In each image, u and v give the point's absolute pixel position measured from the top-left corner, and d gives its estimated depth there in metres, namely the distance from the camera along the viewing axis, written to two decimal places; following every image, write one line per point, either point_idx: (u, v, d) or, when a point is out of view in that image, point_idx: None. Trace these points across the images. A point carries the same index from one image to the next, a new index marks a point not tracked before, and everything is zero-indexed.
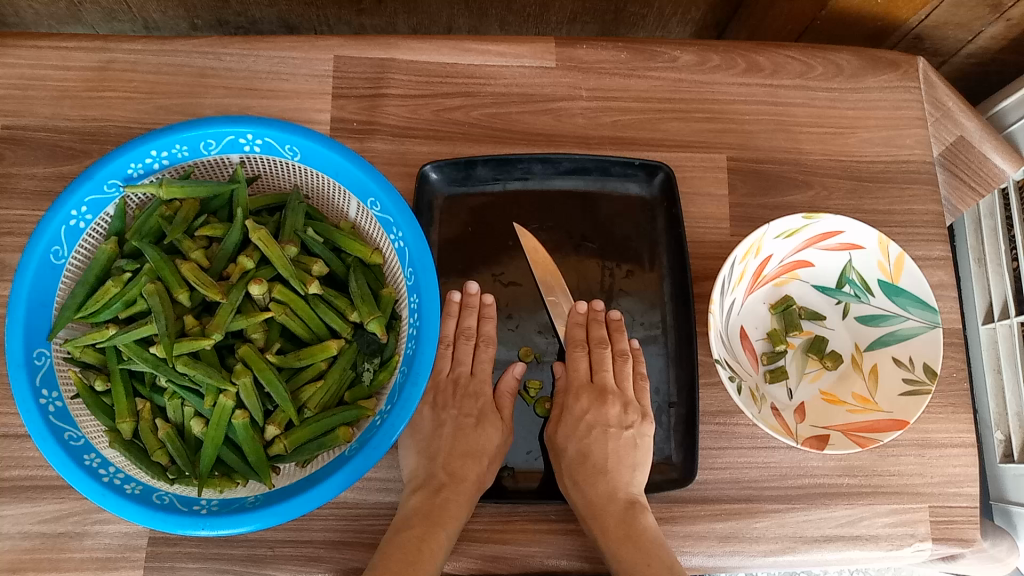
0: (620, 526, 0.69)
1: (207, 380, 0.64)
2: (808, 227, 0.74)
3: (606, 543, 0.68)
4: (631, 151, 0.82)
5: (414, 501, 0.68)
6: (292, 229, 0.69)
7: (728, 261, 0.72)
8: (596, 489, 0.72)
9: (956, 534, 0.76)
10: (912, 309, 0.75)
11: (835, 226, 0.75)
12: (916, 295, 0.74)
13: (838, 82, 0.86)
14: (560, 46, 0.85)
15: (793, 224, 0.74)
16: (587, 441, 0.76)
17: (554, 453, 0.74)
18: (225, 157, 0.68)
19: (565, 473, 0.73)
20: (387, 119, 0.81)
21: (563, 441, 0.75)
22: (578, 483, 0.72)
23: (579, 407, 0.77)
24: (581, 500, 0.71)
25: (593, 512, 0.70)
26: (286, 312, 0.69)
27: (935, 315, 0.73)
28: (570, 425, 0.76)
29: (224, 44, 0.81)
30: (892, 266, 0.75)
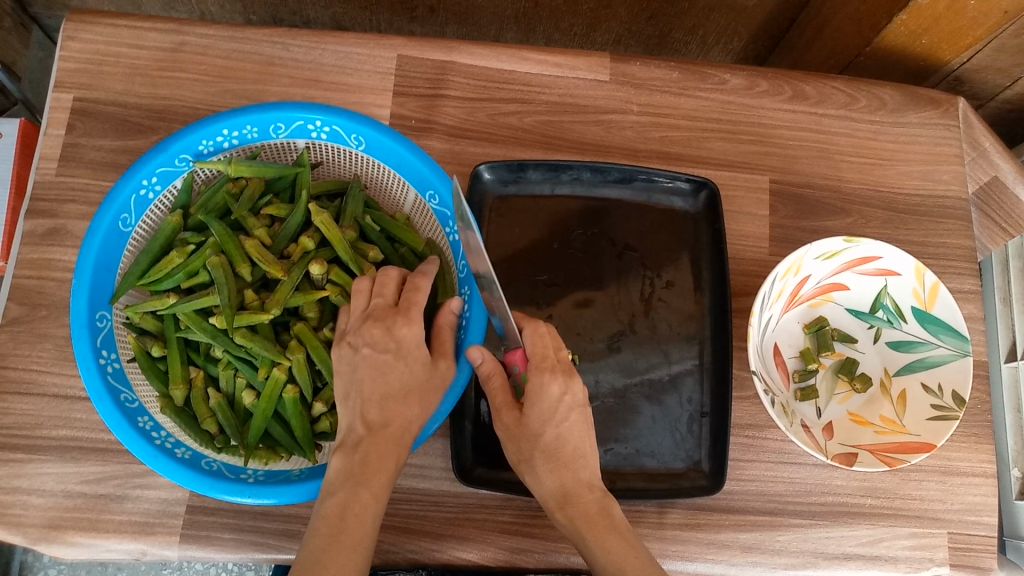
0: (598, 517, 0.59)
1: (263, 353, 0.66)
2: (848, 249, 0.77)
3: (586, 534, 0.58)
4: (677, 166, 0.85)
5: (391, 468, 0.56)
6: (352, 215, 0.72)
7: (770, 277, 0.75)
8: (566, 475, 0.61)
9: (973, 562, 0.78)
10: (945, 337, 0.77)
11: (873, 251, 0.77)
12: (948, 323, 0.76)
13: (880, 115, 0.89)
14: (614, 61, 0.87)
15: (835, 246, 0.76)
16: (565, 424, 0.62)
17: (519, 445, 0.63)
18: (291, 141, 0.70)
19: (538, 460, 0.62)
20: (444, 119, 0.83)
21: (535, 427, 0.62)
22: (557, 469, 0.61)
23: (553, 388, 0.62)
24: (553, 489, 0.61)
25: (565, 502, 0.60)
26: (342, 294, 0.70)
27: (967, 343, 0.76)
28: (545, 408, 0.62)
29: (293, 36, 0.84)
30: (927, 293, 0.77)
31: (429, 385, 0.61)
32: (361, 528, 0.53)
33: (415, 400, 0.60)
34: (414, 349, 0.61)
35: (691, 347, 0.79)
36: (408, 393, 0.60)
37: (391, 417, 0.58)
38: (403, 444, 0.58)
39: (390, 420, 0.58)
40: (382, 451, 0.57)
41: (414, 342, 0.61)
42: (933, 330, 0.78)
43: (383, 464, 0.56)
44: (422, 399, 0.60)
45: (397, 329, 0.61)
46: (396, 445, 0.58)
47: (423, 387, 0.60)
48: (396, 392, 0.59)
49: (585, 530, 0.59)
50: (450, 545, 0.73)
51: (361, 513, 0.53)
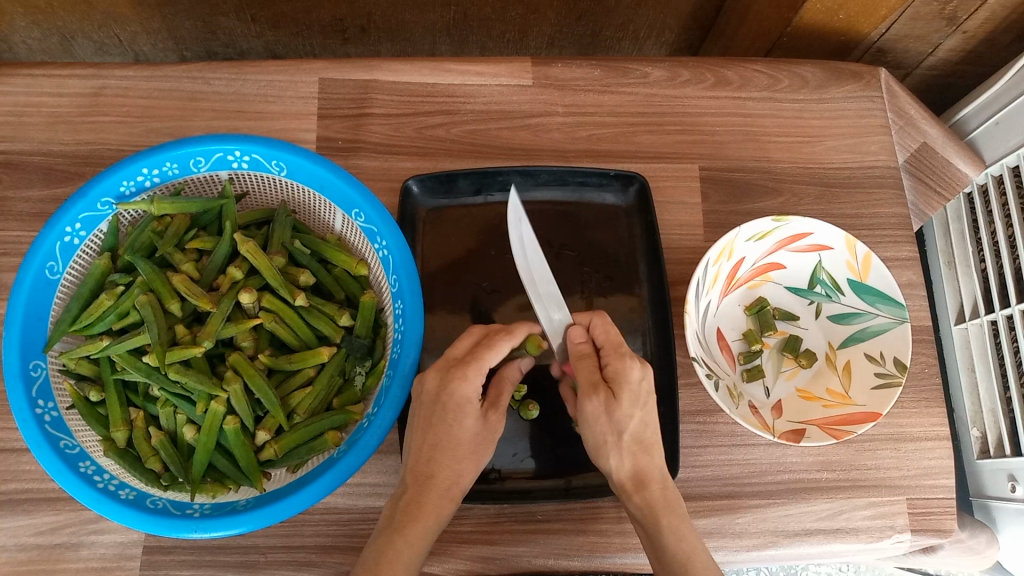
0: (671, 505, 0.64)
1: (199, 386, 0.66)
2: (778, 229, 0.77)
3: (663, 520, 0.63)
4: (606, 162, 0.85)
5: (433, 519, 0.62)
6: (279, 241, 0.72)
7: (702, 263, 0.75)
8: (646, 459, 0.64)
9: (934, 525, 0.78)
10: (882, 306, 0.77)
11: (803, 228, 0.78)
12: (883, 292, 0.77)
13: (804, 93, 0.90)
14: (536, 65, 0.88)
15: (764, 226, 0.77)
16: (648, 408, 0.64)
17: (603, 428, 0.63)
18: (214, 173, 0.70)
19: (623, 445, 0.64)
20: (371, 137, 0.83)
21: (625, 411, 0.63)
22: (638, 453, 0.64)
23: (636, 372, 0.64)
24: (635, 469, 0.64)
25: (641, 486, 0.64)
26: (276, 321, 0.71)
27: (902, 310, 0.76)
28: (632, 393, 0.63)
29: (213, 69, 0.84)
30: (860, 265, 0.78)
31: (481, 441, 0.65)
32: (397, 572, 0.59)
33: (468, 460, 0.64)
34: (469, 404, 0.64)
35: (635, 338, 0.80)
36: (461, 450, 0.64)
37: (440, 471, 0.64)
38: (452, 498, 0.64)
39: (437, 474, 0.63)
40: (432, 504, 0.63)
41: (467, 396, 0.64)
42: (870, 300, 0.78)
43: (423, 514, 0.62)
44: (471, 454, 0.65)
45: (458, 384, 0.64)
46: (446, 499, 0.63)
47: (476, 441, 0.65)
48: (450, 447, 0.64)
49: (666, 522, 0.63)
50: None
51: (395, 558, 0.60)
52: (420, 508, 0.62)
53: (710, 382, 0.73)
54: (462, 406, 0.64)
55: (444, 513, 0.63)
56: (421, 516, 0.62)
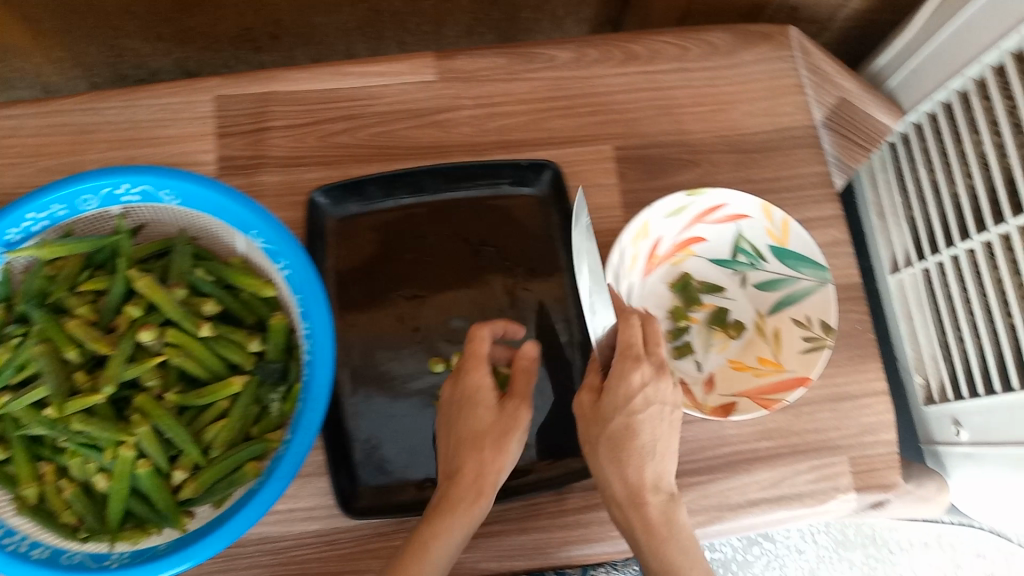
0: (658, 523, 0.61)
1: (104, 434, 0.64)
2: (693, 203, 0.76)
3: (642, 538, 0.61)
4: (518, 152, 0.83)
5: (473, 511, 0.61)
6: (178, 272, 0.70)
7: (616, 247, 0.74)
8: (642, 470, 0.62)
9: (878, 481, 0.77)
10: (805, 269, 0.76)
11: (718, 199, 0.76)
12: (804, 255, 0.76)
13: (714, 60, 0.88)
14: (438, 59, 0.85)
15: (678, 202, 0.75)
16: (638, 416, 0.63)
17: (594, 427, 0.64)
18: (105, 210, 0.68)
19: (626, 451, 0.62)
20: (273, 151, 0.81)
21: (608, 413, 0.63)
22: (644, 458, 0.62)
23: (638, 379, 0.63)
24: (621, 485, 0.62)
25: (634, 500, 0.62)
26: (182, 355, 0.69)
27: (824, 271, 0.75)
28: (615, 398, 0.63)
29: (103, 99, 0.82)
30: (779, 230, 0.76)
31: (499, 428, 0.63)
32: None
33: (490, 448, 0.63)
34: (484, 396, 0.65)
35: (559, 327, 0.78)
36: (477, 440, 0.63)
37: (467, 471, 0.62)
38: (479, 492, 0.62)
39: (462, 470, 0.62)
40: (464, 500, 0.61)
41: (485, 396, 0.65)
42: (793, 264, 0.77)
43: (467, 505, 0.61)
44: (493, 444, 0.63)
45: (466, 376, 0.66)
46: (474, 492, 0.62)
47: (492, 431, 0.63)
48: (465, 438, 0.64)
49: (640, 539, 0.61)
50: None
51: (425, 547, 0.59)
52: (447, 506, 0.61)
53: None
54: (477, 399, 0.65)
55: (477, 510, 0.61)
56: (448, 513, 0.61)
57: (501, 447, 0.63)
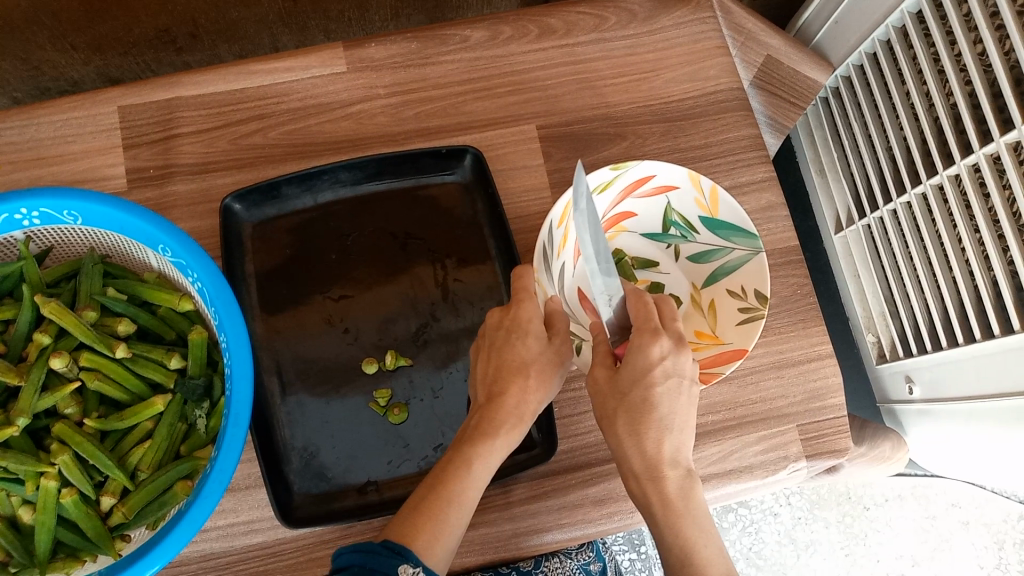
0: (674, 499, 0.62)
1: (22, 466, 0.62)
2: (619, 178, 0.73)
3: (658, 512, 0.62)
4: (438, 139, 0.81)
5: (504, 437, 0.65)
6: (88, 293, 0.68)
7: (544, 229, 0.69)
8: (661, 445, 0.62)
9: (828, 446, 0.77)
10: (737, 239, 0.74)
11: (645, 172, 0.73)
12: (735, 224, 0.73)
13: (634, 27, 0.86)
14: (348, 49, 0.83)
15: (604, 177, 0.72)
16: (656, 390, 0.60)
17: (614, 398, 0.62)
18: (7, 236, 0.66)
19: (647, 427, 0.61)
20: (184, 159, 0.78)
21: (626, 389, 0.61)
22: (662, 433, 0.61)
23: (657, 353, 0.60)
24: (638, 460, 0.62)
25: (651, 473, 0.62)
26: (100, 378, 0.66)
27: (756, 241, 0.72)
28: (635, 373, 0.60)
29: (1, 119, 0.78)
30: (709, 200, 0.73)
31: (544, 358, 0.67)
32: (415, 540, 0.60)
33: (532, 376, 0.66)
34: (535, 326, 0.67)
35: None
36: (526, 368, 0.66)
37: (501, 406, 0.65)
38: (518, 416, 0.66)
39: (504, 396, 0.66)
40: (503, 422, 0.65)
41: (535, 327, 0.67)
42: (724, 234, 0.75)
43: (498, 433, 0.65)
44: (540, 371, 0.66)
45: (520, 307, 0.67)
46: (513, 417, 0.66)
47: (537, 359, 0.66)
48: (509, 365, 0.66)
49: (657, 512, 0.62)
50: None
51: (451, 480, 0.63)
52: (485, 427, 0.65)
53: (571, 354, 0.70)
54: (527, 328, 0.66)
55: (510, 437, 0.66)
56: (480, 440, 0.64)
57: (543, 375, 0.67)
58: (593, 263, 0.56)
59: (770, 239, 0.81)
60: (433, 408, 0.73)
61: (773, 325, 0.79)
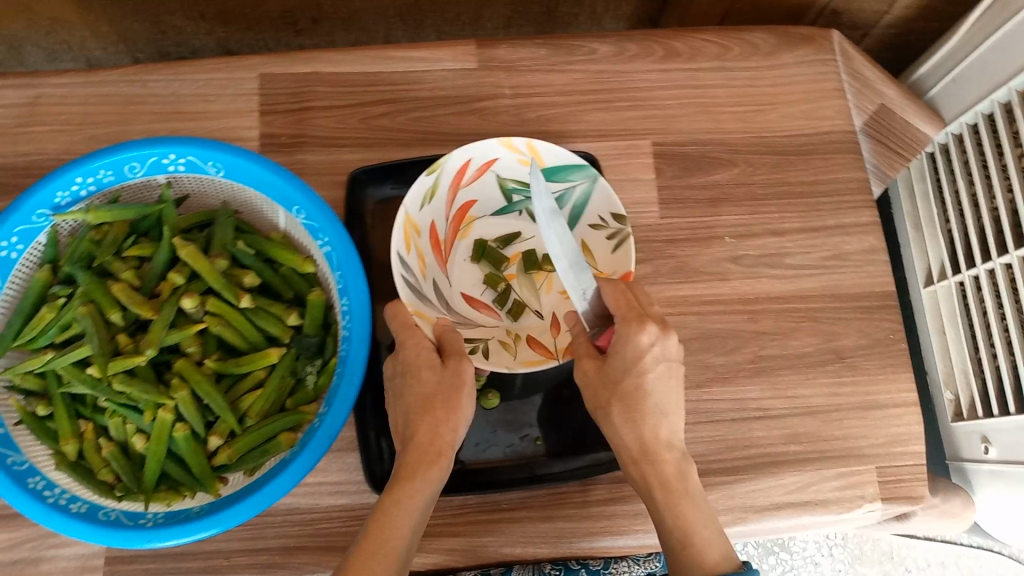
0: (673, 482, 0.64)
1: (144, 396, 0.65)
2: (440, 179, 0.73)
3: (658, 495, 0.64)
4: (557, 144, 0.84)
5: (426, 475, 0.63)
6: (221, 243, 0.71)
7: (397, 259, 0.70)
8: (654, 428, 0.65)
9: (904, 492, 0.77)
10: (575, 176, 0.72)
11: (460, 158, 0.73)
12: (565, 164, 0.72)
13: (755, 60, 0.88)
14: (480, 48, 0.86)
15: (424, 183, 0.72)
16: (648, 375, 0.64)
17: (602, 389, 0.65)
18: (151, 178, 0.69)
19: (632, 414, 0.64)
20: (315, 131, 0.82)
21: (617, 374, 0.64)
22: (654, 420, 0.65)
23: (644, 339, 0.63)
24: (632, 443, 0.65)
25: (646, 458, 0.65)
26: (221, 324, 0.70)
27: (591, 168, 0.72)
28: (623, 358, 0.64)
29: (151, 71, 0.83)
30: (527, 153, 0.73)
31: (443, 388, 0.66)
32: (379, 552, 0.58)
33: (439, 409, 0.65)
34: (431, 356, 0.68)
35: None
36: (431, 399, 0.65)
37: (421, 436, 0.65)
38: (437, 452, 0.64)
39: (417, 431, 0.65)
40: (419, 463, 0.63)
41: (424, 358, 0.68)
42: (565, 176, 0.73)
43: (416, 470, 0.63)
44: (450, 403, 0.65)
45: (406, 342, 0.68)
46: (430, 453, 0.64)
47: (439, 390, 0.66)
48: (422, 398, 0.66)
49: (657, 494, 0.64)
50: None
51: (388, 513, 0.60)
52: (407, 468, 0.63)
53: (475, 356, 0.72)
54: (415, 356, 0.68)
55: (433, 474, 0.63)
56: (413, 475, 0.62)
57: (455, 407, 0.66)
58: (561, 261, 0.61)
59: (868, 280, 0.83)
60: (523, 398, 0.77)
61: (862, 365, 0.80)
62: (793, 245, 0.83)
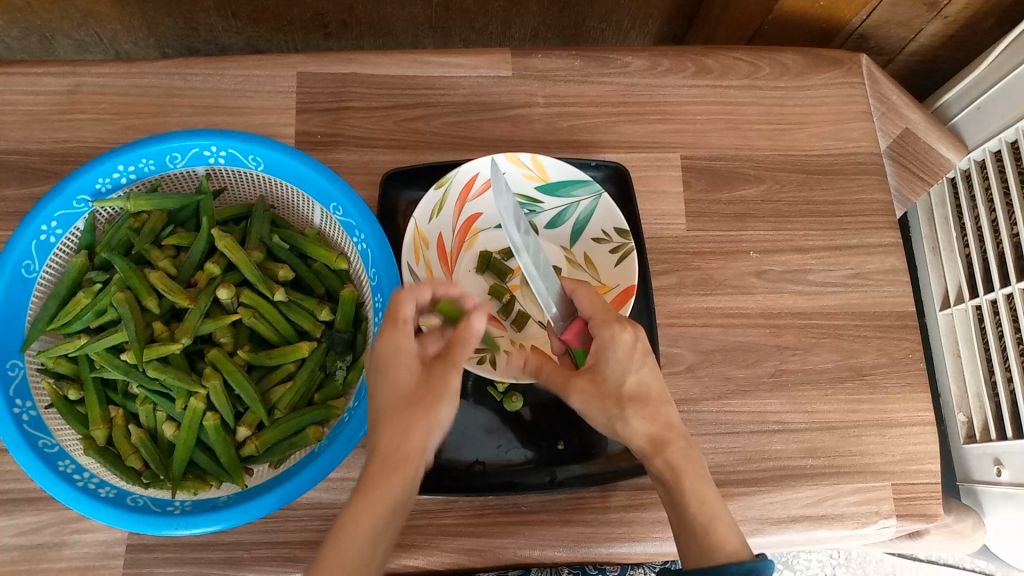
0: (689, 467, 0.63)
1: (178, 384, 0.66)
2: (448, 191, 0.75)
3: (686, 481, 0.62)
4: (587, 153, 0.85)
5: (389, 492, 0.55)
6: (257, 236, 0.71)
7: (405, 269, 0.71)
8: (661, 420, 0.65)
9: (919, 510, 0.77)
10: (578, 191, 0.76)
11: (469, 173, 0.76)
12: (570, 180, 0.75)
13: (784, 81, 0.90)
14: (515, 56, 0.88)
15: (434, 197, 0.74)
16: (642, 368, 0.65)
17: (601, 400, 0.64)
18: (191, 169, 0.70)
19: (635, 410, 0.64)
20: (350, 130, 0.83)
21: (617, 374, 0.65)
22: (655, 415, 0.65)
23: (626, 336, 0.65)
24: (644, 437, 0.64)
25: (658, 450, 0.64)
26: (254, 316, 0.71)
27: (594, 185, 0.75)
28: (619, 357, 0.65)
29: (190, 65, 0.84)
30: (535, 168, 0.75)
31: (427, 389, 0.57)
32: (343, 566, 0.52)
33: (416, 410, 0.56)
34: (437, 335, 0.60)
35: None
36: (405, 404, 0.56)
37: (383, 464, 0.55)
38: (406, 461, 0.56)
39: (380, 462, 0.55)
40: (384, 471, 0.55)
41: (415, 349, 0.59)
42: (566, 192, 0.76)
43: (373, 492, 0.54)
44: (423, 405, 0.56)
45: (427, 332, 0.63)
46: (396, 463, 0.55)
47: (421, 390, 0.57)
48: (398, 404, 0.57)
49: (675, 482, 0.63)
50: (396, 554, 0.72)
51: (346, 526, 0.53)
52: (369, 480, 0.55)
53: (484, 365, 0.72)
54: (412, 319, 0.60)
55: (394, 495, 0.55)
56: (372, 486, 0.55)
57: (432, 408, 0.57)
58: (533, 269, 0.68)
59: (888, 299, 0.84)
60: (549, 403, 0.77)
61: (881, 384, 0.81)
62: (816, 262, 0.84)
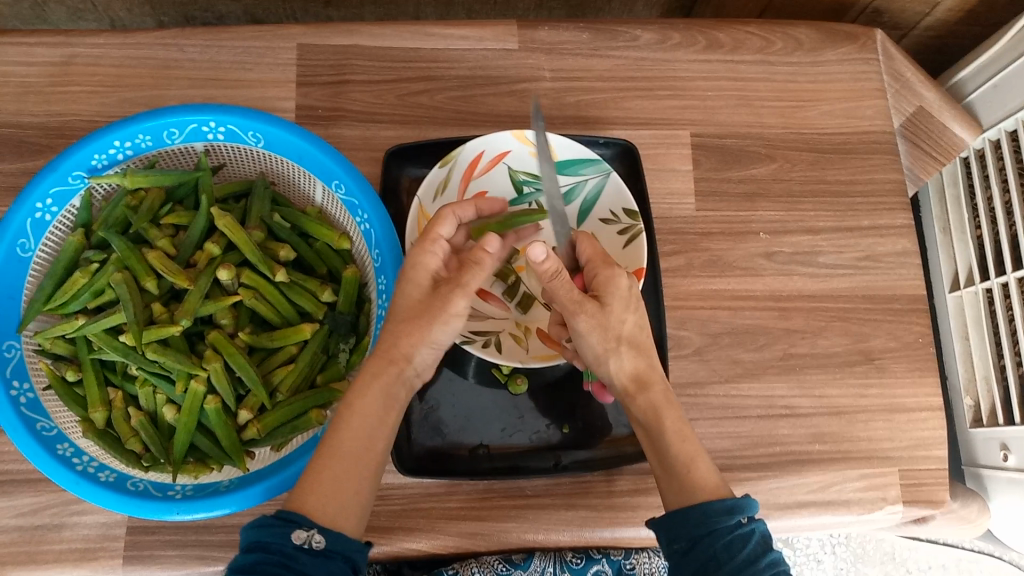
0: (665, 406, 0.61)
1: (178, 366, 0.65)
2: (451, 170, 0.74)
3: (665, 420, 0.60)
4: (594, 130, 0.83)
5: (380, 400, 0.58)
6: (257, 214, 0.70)
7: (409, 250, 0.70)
8: (647, 362, 0.63)
9: (926, 496, 0.77)
10: (586, 171, 0.74)
11: (473, 151, 0.74)
12: (577, 158, 0.73)
13: (798, 56, 0.88)
14: (521, 29, 0.85)
15: (438, 176, 0.73)
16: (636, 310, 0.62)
17: (596, 334, 0.61)
18: (189, 146, 0.68)
19: (622, 346, 0.62)
20: (352, 105, 0.81)
21: (619, 314, 0.61)
22: (639, 354, 0.62)
23: (625, 278, 0.62)
24: (629, 375, 0.62)
25: (640, 389, 0.62)
26: (255, 297, 0.69)
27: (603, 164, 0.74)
28: (622, 297, 0.61)
29: (187, 36, 0.81)
30: None
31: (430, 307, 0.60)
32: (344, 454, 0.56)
33: (416, 320, 0.59)
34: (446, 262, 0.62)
35: None
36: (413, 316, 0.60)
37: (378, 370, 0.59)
38: (396, 361, 0.59)
39: (375, 369, 0.59)
40: (376, 371, 0.59)
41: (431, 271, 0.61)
42: (574, 171, 0.74)
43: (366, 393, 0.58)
44: (419, 319, 0.59)
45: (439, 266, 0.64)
46: (390, 367, 0.59)
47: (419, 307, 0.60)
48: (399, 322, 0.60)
49: (653, 422, 0.61)
50: (399, 537, 0.71)
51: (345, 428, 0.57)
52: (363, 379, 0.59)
53: (489, 349, 0.71)
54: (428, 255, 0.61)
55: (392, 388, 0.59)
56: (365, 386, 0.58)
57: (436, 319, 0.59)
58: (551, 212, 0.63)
59: (899, 282, 0.83)
60: (553, 386, 0.77)
61: (890, 368, 0.80)
62: (827, 244, 0.83)
